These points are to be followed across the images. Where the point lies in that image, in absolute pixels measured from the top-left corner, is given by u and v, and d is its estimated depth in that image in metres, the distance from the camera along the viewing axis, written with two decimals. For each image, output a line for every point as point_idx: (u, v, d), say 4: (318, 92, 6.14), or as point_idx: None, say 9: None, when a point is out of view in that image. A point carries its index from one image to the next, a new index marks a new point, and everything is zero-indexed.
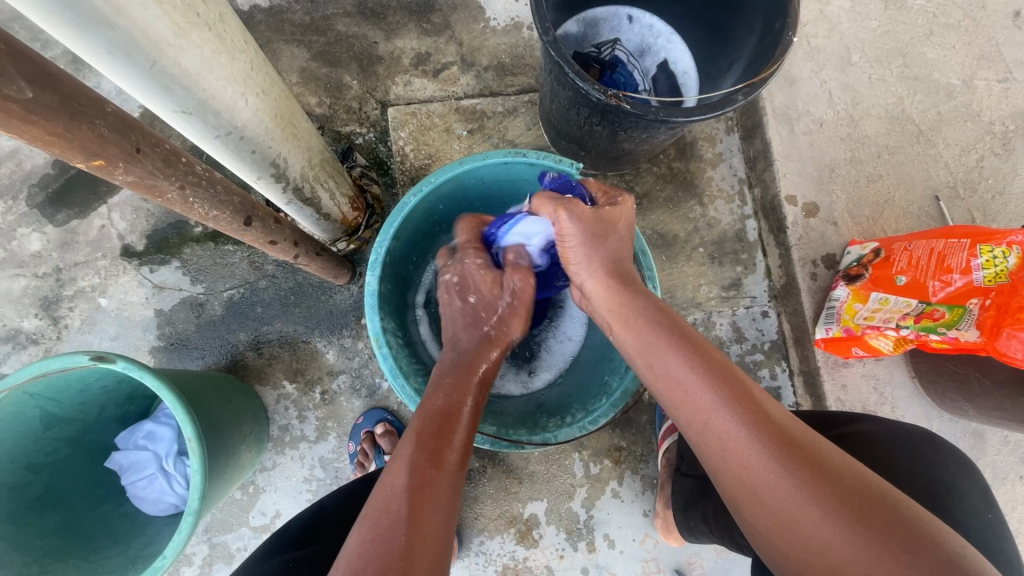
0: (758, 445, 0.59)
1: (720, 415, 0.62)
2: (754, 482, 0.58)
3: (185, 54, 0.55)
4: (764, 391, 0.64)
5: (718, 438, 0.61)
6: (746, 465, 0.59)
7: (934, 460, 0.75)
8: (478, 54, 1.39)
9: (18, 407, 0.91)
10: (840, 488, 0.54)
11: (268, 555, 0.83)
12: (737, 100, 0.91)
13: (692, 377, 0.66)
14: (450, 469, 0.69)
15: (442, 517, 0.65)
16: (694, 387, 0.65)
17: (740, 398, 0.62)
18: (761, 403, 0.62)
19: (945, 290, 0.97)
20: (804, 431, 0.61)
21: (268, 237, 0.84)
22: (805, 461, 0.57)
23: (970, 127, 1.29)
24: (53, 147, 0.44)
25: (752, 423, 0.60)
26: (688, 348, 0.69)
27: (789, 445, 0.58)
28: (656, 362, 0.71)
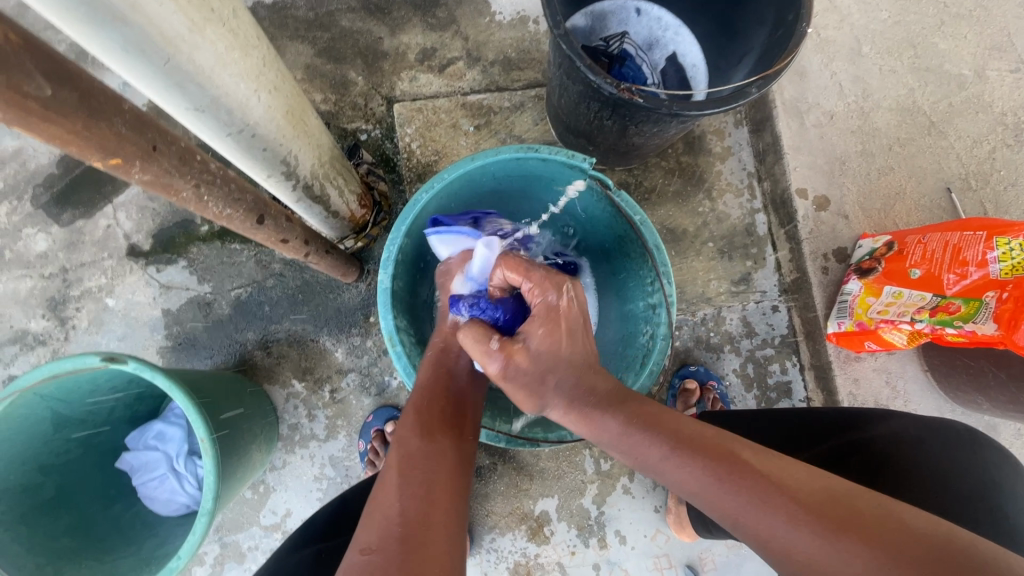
0: (797, 526, 0.53)
1: (748, 507, 0.56)
2: (806, 562, 0.52)
3: (200, 50, 0.54)
4: (778, 463, 0.60)
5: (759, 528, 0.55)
6: (792, 545, 0.53)
7: (975, 458, 0.75)
8: (483, 49, 1.38)
9: (30, 409, 0.90)
10: (892, 540, 0.49)
11: (295, 547, 0.83)
12: (751, 92, 0.90)
13: (696, 481, 0.61)
14: (448, 448, 0.68)
15: (445, 496, 0.62)
16: (704, 481, 0.60)
17: (754, 478, 0.58)
18: (780, 477, 0.58)
19: (961, 283, 0.97)
20: (835, 487, 0.56)
21: (280, 236, 0.83)
22: (848, 524, 0.51)
23: (982, 118, 1.28)
24: (71, 146, 0.44)
25: (775, 502, 0.55)
26: (683, 447, 0.64)
27: (824, 511, 0.53)
28: (660, 475, 0.65)
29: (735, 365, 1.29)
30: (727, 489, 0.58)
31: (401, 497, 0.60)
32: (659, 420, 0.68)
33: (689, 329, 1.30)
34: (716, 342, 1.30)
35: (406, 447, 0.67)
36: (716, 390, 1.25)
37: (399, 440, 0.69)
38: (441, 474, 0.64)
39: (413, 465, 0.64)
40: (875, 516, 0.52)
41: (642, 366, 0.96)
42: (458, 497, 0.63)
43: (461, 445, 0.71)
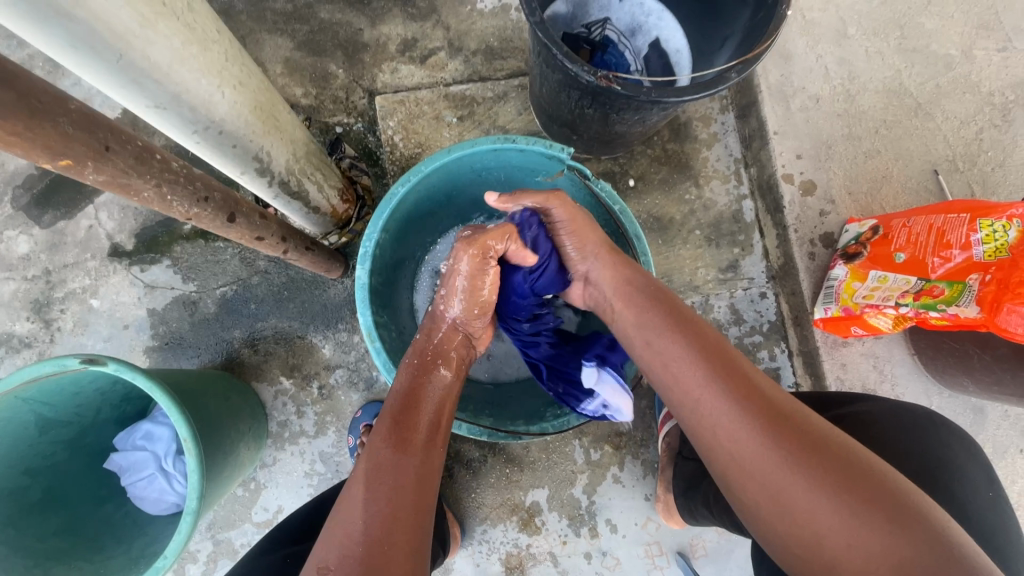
0: (749, 424, 0.59)
1: (710, 393, 0.63)
2: (738, 451, 0.59)
3: (153, 45, 0.53)
4: (758, 370, 0.66)
5: (706, 414, 0.63)
6: (741, 448, 0.59)
7: (931, 439, 0.75)
8: (465, 38, 1.36)
9: (12, 412, 0.90)
10: (828, 460, 0.56)
11: (266, 549, 0.83)
12: (730, 77, 0.88)
13: (683, 359, 0.68)
14: (419, 458, 0.67)
15: (411, 511, 0.62)
16: (684, 363, 0.67)
17: (729, 370, 0.64)
18: (753, 379, 0.64)
19: (946, 266, 0.96)
20: (795, 405, 0.62)
21: (254, 233, 0.82)
22: (792, 434, 0.58)
23: (969, 98, 1.27)
24: (15, 148, 0.43)
25: (744, 399, 0.61)
26: (684, 335, 0.70)
27: (777, 415, 0.60)
28: (649, 353, 0.73)
29: None
30: (708, 379, 0.64)
31: (365, 516, 0.59)
32: (673, 311, 0.74)
33: None
34: None
35: (376, 458, 0.65)
36: None
37: (371, 449, 0.66)
38: (408, 485, 0.64)
39: (380, 480, 0.63)
40: (820, 434, 0.58)
41: None
42: (422, 516, 0.63)
43: (432, 454, 0.69)
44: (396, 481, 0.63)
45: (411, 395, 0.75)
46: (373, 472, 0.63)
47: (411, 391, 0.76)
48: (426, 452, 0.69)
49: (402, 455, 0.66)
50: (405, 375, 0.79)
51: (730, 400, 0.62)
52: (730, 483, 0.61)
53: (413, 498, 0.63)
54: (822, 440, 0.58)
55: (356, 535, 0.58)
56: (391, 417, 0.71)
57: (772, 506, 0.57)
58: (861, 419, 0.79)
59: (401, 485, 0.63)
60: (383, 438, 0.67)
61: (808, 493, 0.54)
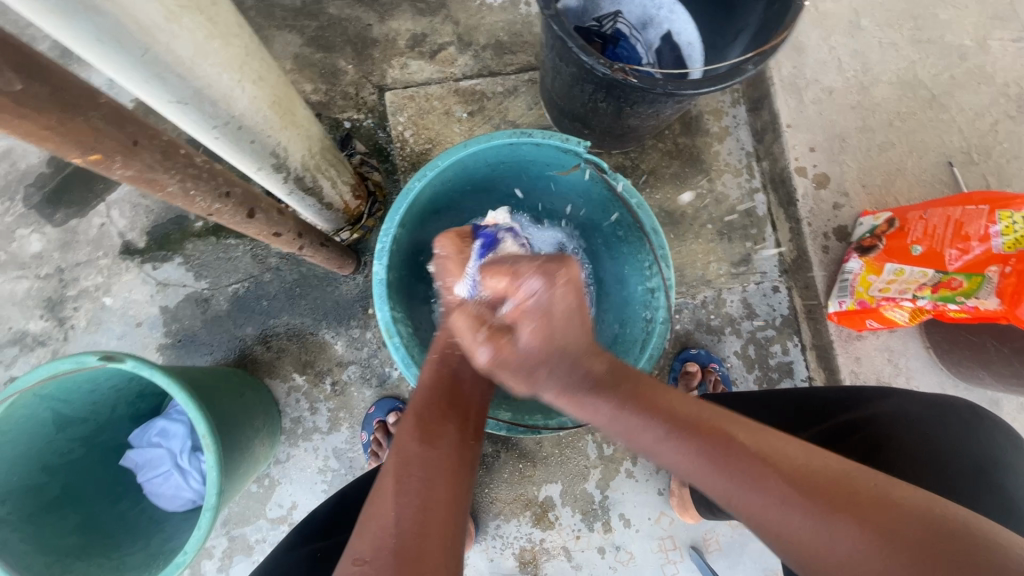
0: (795, 511, 0.53)
1: (742, 490, 0.56)
2: (807, 550, 0.52)
3: (178, 39, 0.53)
4: (766, 437, 0.59)
5: (754, 516, 0.56)
6: (805, 540, 0.52)
7: (976, 433, 0.75)
8: (475, 33, 1.36)
9: (31, 410, 0.90)
10: (892, 529, 0.49)
11: (294, 545, 0.84)
12: (748, 69, 0.87)
13: (692, 462, 0.59)
14: (445, 451, 0.67)
15: (442, 507, 0.61)
16: (700, 472, 0.59)
17: (742, 455, 0.57)
18: (771, 454, 0.57)
19: (963, 259, 0.96)
20: (824, 464, 0.56)
21: (272, 229, 0.82)
22: (848, 512, 0.51)
23: (984, 90, 1.26)
24: (47, 142, 0.43)
25: (774, 485, 0.55)
26: (679, 430, 0.61)
27: (820, 493, 0.53)
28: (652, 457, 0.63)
29: (736, 348, 1.28)
30: (728, 475, 0.57)
31: (396, 505, 0.60)
32: (645, 396, 0.65)
33: (689, 312, 1.29)
34: (716, 325, 1.29)
35: (403, 451, 0.65)
36: (718, 372, 1.24)
37: (398, 444, 0.67)
38: (439, 484, 0.63)
39: (408, 473, 0.63)
40: (870, 494, 0.52)
41: (641, 352, 0.97)
42: (455, 514, 0.62)
43: (464, 448, 0.69)
44: (425, 471, 0.63)
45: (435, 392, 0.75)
46: (400, 466, 0.63)
47: (429, 392, 0.75)
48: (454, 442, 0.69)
49: (427, 448, 0.66)
50: (427, 373, 0.78)
51: (762, 492, 0.55)
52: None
53: (445, 499, 0.62)
54: (876, 499, 0.51)
55: (389, 527, 0.58)
56: (415, 415, 0.71)
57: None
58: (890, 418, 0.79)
59: (430, 478, 0.63)
60: (410, 433, 0.68)
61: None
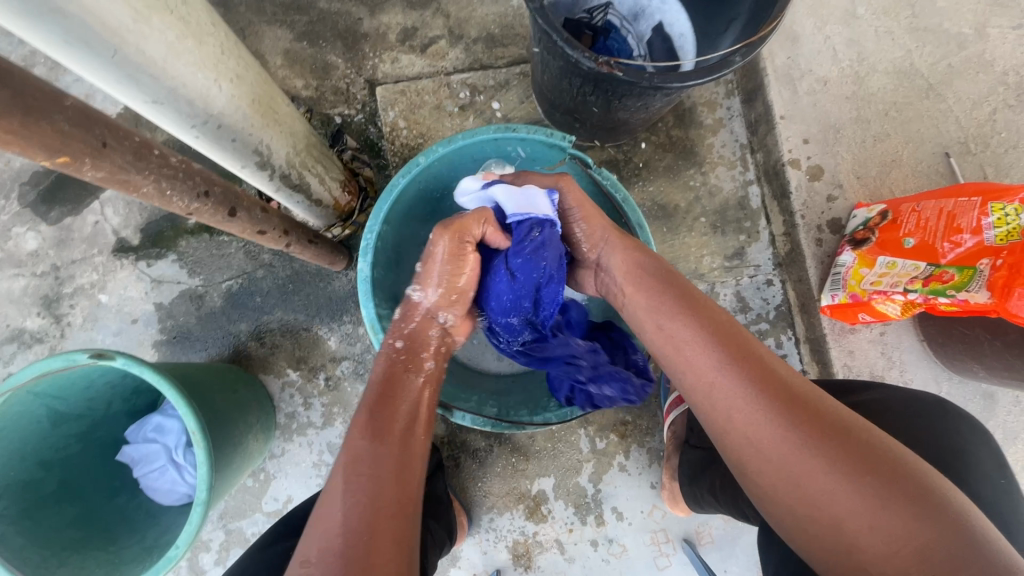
0: (762, 408, 0.60)
1: (727, 374, 0.63)
2: (757, 440, 0.59)
3: (148, 39, 0.53)
4: (773, 355, 0.66)
5: (721, 397, 0.63)
6: (754, 432, 0.60)
7: (945, 424, 0.76)
8: (466, 26, 1.35)
9: (24, 406, 0.91)
10: (846, 442, 0.56)
11: (270, 542, 0.85)
12: (735, 61, 0.86)
13: (695, 341, 0.67)
14: (398, 449, 0.68)
15: (395, 495, 0.64)
16: (696, 348, 0.67)
17: (739, 351, 0.65)
18: (771, 365, 0.64)
19: (956, 252, 0.95)
20: (809, 388, 0.62)
21: (256, 227, 0.82)
22: (809, 415, 0.58)
23: (982, 78, 1.24)
24: (12, 146, 0.43)
25: (756, 379, 0.62)
26: (701, 322, 0.69)
27: (795, 399, 0.60)
28: (664, 342, 0.71)
29: None
30: (721, 357, 0.65)
31: (343, 507, 0.61)
32: (682, 298, 0.73)
33: None
34: None
35: (354, 450, 0.66)
36: None
37: (348, 443, 0.67)
38: (388, 481, 0.64)
39: (359, 472, 0.63)
40: (844, 422, 0.58)
41: None
42: (406, 512, 0.63)
43: (414, 441, 0.70)
44: (374, 471, 0.64)
45: (386, 388, 0.74)
46: (352, 464, 0.64)
47: (390, 379, 0.76)
48: (407, 444, 0.69)
49: (378, 447, 0.66)
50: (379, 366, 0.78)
51: (741, 382, 0.62)
52: (746, 470, 0.61)
53: (394, 499, 0.63)
54: (846, 426, 0.58)
55: (335, 527, 0.59)
56: (366, 406, 0.71)
57: (785, 490, 0.58)
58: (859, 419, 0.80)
59: (379, 477, 0.64)
60: (361, 429, 0.68)
61: (828, 476, 0.55)
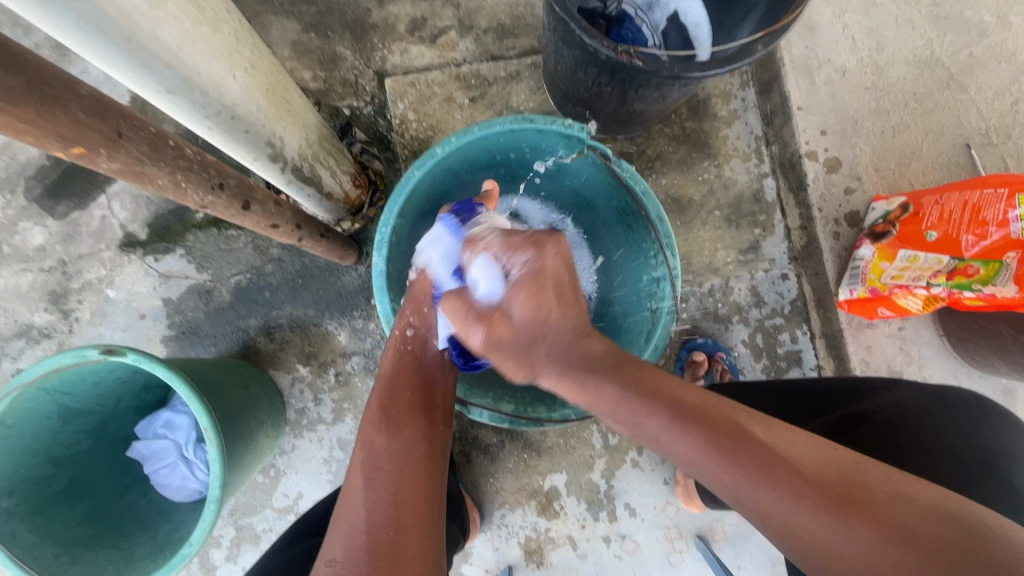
0: (807, 512, 0.52)
1: (745, 483, 0.55)
2: (823, 554, 0.51)
3: (162, 26, 0.51)
4: (785, 437, 0.58)
5: (754, 507, 0.55)
6: (815, 541, 0.51)
7: (984, 424, 0.75)
8: (476, 16, 1.32)
9: (35, 403, 0.90)
10: (912, 534, 0.47)
11: (289, 542, 0.84)
12: (757, 50, 0.84)
13: (698, 453, 0.59)
14: (411, 438, 0.72)
15: (411, 486, 0.67)
16: (704, 462, 0.58)
17: (748, 448, 0.57)
18: (782, 449, 0.56)
19: (980, 245, 0.93)
20: (846, 466, 0.54)
21: (269, 221, 0.81)
22: (861, 510, 0.50)
23: (1004, 68, 1.21)
24: (27, 136, 0.41)
25: (778, 483, 0.54)
26: (691, 420, 0.61)
27: (836, 496, 0.51)
28: (662, 449, 0.62)
29: (744, 337, 1.26)
30: (729, 462, 0.57)
31: (365, 503, 0.64)
32: (655, 383, 0.66)
33: (696, 301, 1.27)
34: (723, 314, 1.26)
35: (370, 447, 0.70)
36: (725, 362, 1.22)
37: (364, 439, 0.71)
38: (405, 471, 0.68)
39: (376, 467, 0.67)
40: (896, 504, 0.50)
41: (645, 342, 0.96)
42: (428, 499, 0.67)
43: (428, 429, 0.75)
44: (391, 465, 0.68)
45: (392, 387, 0.79)
46: (367, 461, 0.68)
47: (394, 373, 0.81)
48: (418, 430, 0.74)
49: (392, 439, 0.71)
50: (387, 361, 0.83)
51: (771, 490, 0.54)
52: None
53: (413, 490, 0.67)
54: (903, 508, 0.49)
55: (359, 524, 0.62)
56: (377, 403, 0.76)
57: None
58: (879, 425, 0.78)
59: (397, 469, 0.68)
60: (373, 426, 0.72)
61: None
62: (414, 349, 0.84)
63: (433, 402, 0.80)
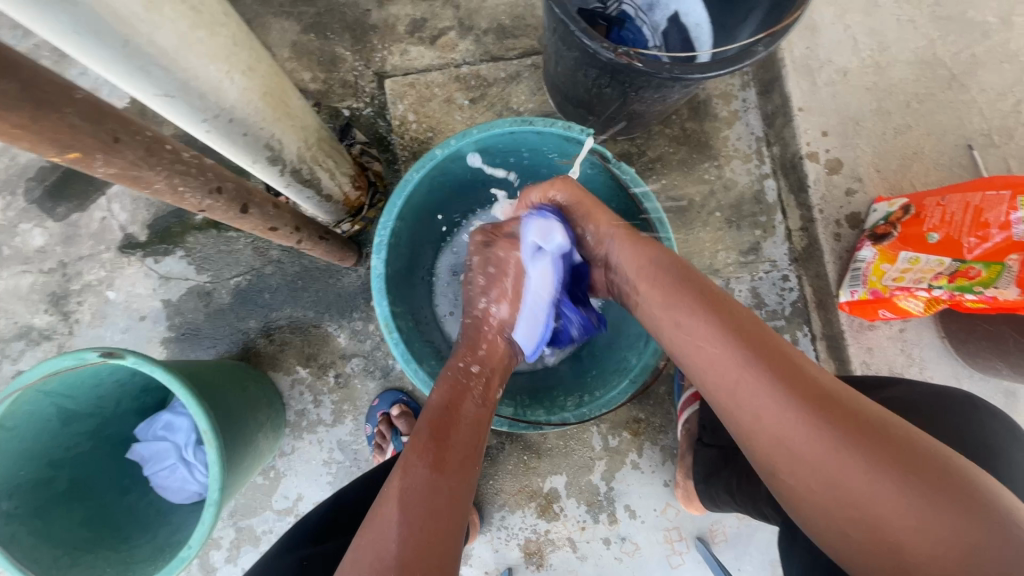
0: (789, 406, 0.57)
1: (746, 369, 0.61)
2: (786, 441, 0.57)
3: (159, 30, 0.51)
4: (792, 349, 0.64)
5: (746, 396, 0.61)
6: (785, 432, 0.57)
7: (981, 423, 0.74)
8: (476, 17, 1.32)
9: (34, 405, 0.90)
10: (881, 441, 0.54)
11: (286, 548, 0.84)
12: (758, 51, 0.83)
13: (714, 337, 0.65)
14: (454, 481, 0.68)
15: (446, 528, 0.63)
16: (718, 345, 0.64)
17: (759, 345, 0.62)
18: (797, 362, 0.61)
19: (982, 247, 0.93)
20: (839, 386, 0.60)
21: (268, 224, 0.81)
22: (841, 412, 0.56)
23: (1007, 68, 1.21)
24: (22, 141, 0.41)
25: (778, 375, 0.60)
26: (715, 316, 0.66)
27: (824, 398, 0.57)
28: (678, 338, 0.69)
29: None
30: (741, 350, 0.63)
31: (399, 531, 0.61)
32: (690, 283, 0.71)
33: None
34: None
35: (412, 479, 0.66)
36: None
37: (406, 469, 0.67)
38: (441, 514, 0.64)
39: (413, 502, 0.63)
40: (873, 418, 0.56)
41: (645, 346, 0.95)
42: (454, 542, 0.63)
43: (468, 468, 0.70)
44: (430, 504, 0.64)
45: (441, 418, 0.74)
46: (405, 494, 0.64)
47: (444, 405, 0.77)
48: (464, 475, 0.69)
49: (436, 476, 0.67)
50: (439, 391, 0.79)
51: (768, 379, 0.60)
52: (776, 471, 0.59)
53: (445, 536, 0.63)
54: (880, 424, 0.55)
55: (388, 557, 0.58)
56: (424, 431, 0.72)
57: (818, 490, 0.55)
58: None
59: (433, 510, 0.64)
60: (419, 456, 0.68)
61: (865, 476, 0.52)
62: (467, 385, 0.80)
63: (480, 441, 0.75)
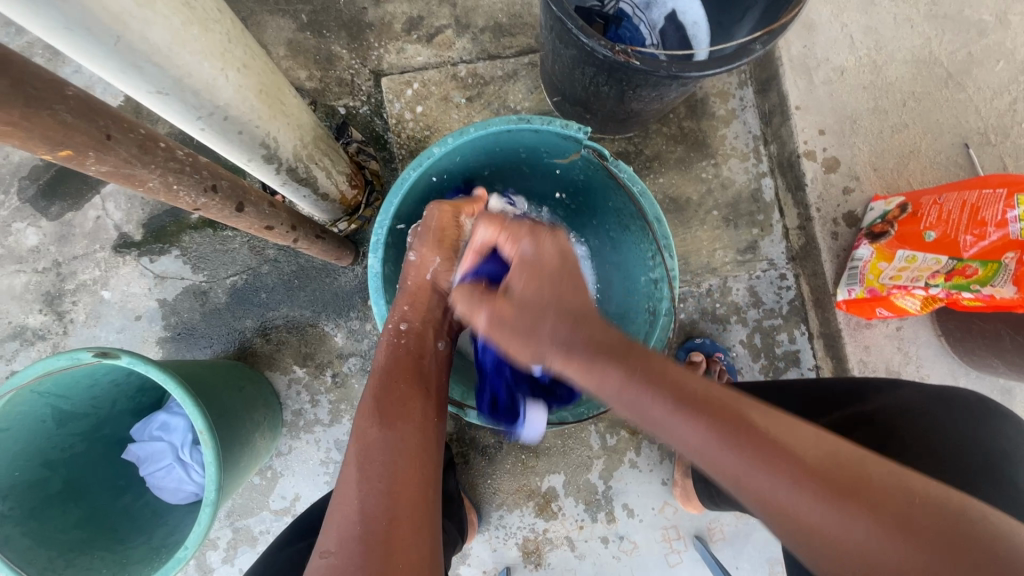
0: (808, 502, 0.50)
1: (747, 470, 0.52)
2: (819, 540, 0.49)
3: (151, 26, 0.50)
4: (780, 420, 0.55)
5: (760, 498, 0.52)
6: (815, 532, 0.49)
7: (988, 425, 0.73)
8: (473, 15, 1.31)
9: (29, 406, 0.90)
10: (916, 526, 0.46)
11: (287, 542, 0.84)
12: (756, 49, 0.83)
13: (700, 439, 0.55)
14: (409, 430, 0.71)
15: (410, 469, 0.68)
16: (706, 449, 0.54)
17: (750, 437, 0.53)
18: (788, 441, 0.53)
19: (979, 245, 0.93)
20: (844, 453, 0.52)
21: (264, 222, 0.80)
22: (861, 499, 0.48)
23: (1003, 67, 1.21)
24: (12, 138, 0.41)
25: (780, 466, 0.51)
26: (688, 407, 0.57)
27: (838, 485, 0.49)
28: (658, 434, 0.59)
29: (742, 336, 1.25)
30: (728, 448, 0.53)
31: (359, 492, 0.64)
32: (648, 364, 0.62)
33: (694, 301, 1.26)
34: (722, 313, 1.26)
35: (366, 438, 0.69)
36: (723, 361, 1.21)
37: (359, 430, 0.71)
38: (404, 463, 0.68)
39: (370, 459, 0.67)
40: (895, 491, 0.48)
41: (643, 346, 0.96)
42: (422, 487, 0.67)
43: (425, 422, 0.74)
44: (386, 457, 0.67)
45: (389, 377, 0.77)
46: (363, 453, 0.68)
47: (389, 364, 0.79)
48: (417, 420, 0.73)
49: (391, 432, 0.70)
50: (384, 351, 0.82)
51: (772, 476, 0.51)
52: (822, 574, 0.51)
53: (411, 478, 0.67)
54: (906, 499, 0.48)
55: (352, 515, 0.63)
56: (372, 393, 0.75)
57: None
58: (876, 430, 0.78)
59: (393, 460, 0.67)
60: (367, 418, 0.71)
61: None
62: (408, 345, 0.83)
63: (432, 389, 0.79)
